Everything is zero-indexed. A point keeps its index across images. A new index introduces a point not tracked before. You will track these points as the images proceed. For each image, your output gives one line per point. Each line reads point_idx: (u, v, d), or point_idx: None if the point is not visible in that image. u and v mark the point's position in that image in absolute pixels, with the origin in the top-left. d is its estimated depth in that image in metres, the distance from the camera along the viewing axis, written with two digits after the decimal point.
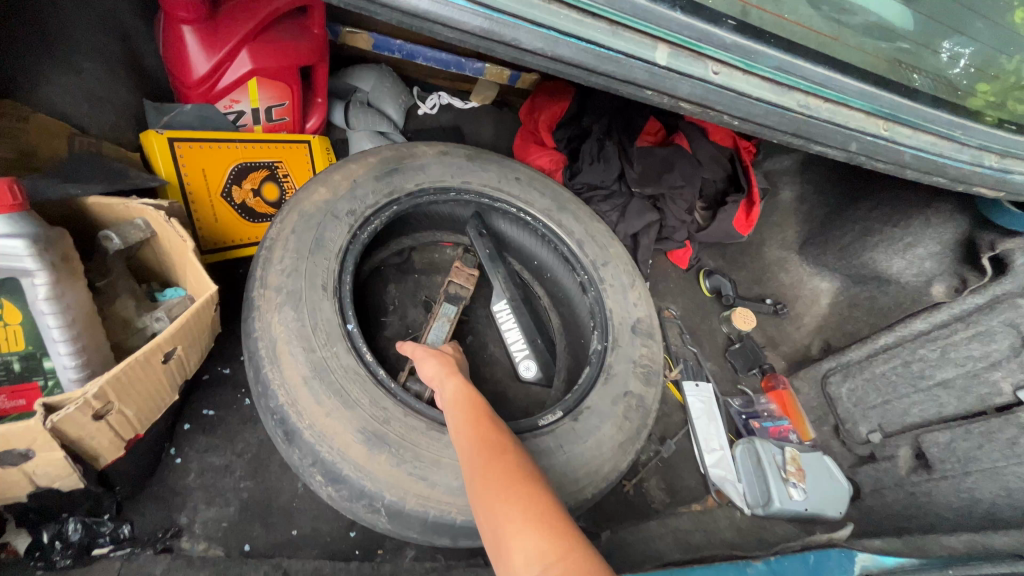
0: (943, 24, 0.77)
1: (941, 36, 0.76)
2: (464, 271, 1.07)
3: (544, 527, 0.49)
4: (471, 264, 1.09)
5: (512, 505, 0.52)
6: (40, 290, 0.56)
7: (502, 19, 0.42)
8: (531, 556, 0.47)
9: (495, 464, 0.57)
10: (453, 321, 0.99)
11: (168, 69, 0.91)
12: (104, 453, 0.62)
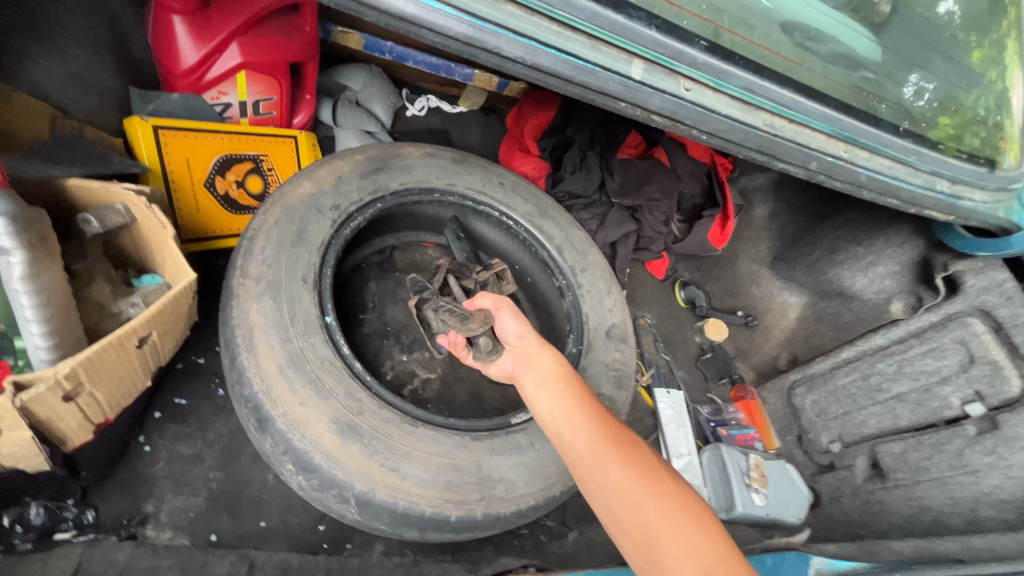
0: (900, 59, 0.85)
1: (900, 70, 0.84)
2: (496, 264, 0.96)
3: (697, 523, 0.50)
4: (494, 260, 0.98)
5: (663, 497, 0.52)
6: (15, 269, 0.56)
7: (485, 27, 0.45)
8: (690, 549, 0.48)
9: (631, 456, 0.56)
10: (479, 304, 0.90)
11: (157, 57, 0.91)
12: (71, 435, 0.62)
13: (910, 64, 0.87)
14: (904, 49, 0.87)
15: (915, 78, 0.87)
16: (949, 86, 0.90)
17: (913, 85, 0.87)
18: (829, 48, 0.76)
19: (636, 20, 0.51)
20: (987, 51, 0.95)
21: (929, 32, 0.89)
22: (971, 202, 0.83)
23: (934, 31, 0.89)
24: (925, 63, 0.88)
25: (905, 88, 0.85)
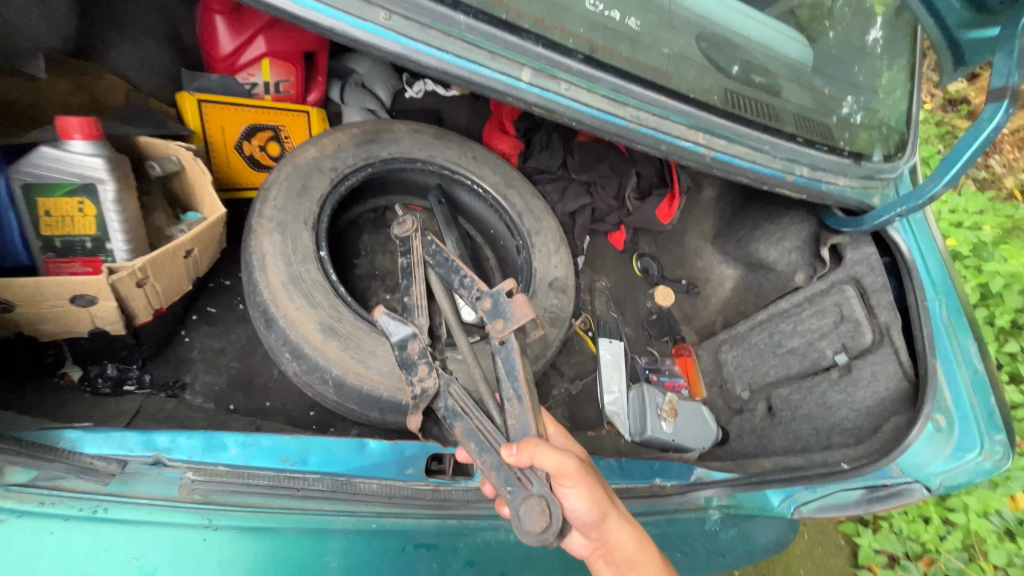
0: (822, 80, 1.08)
1: (832, 91, 1.09)
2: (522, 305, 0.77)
3: None
4: (524, 306, 0.77)
5: None
6: (109, 194, 0.83)
7: (412, 47, 0.69)
8: None
9: None
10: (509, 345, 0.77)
11: (202, 44, 1.18)
12: (139, 313, 0.89)
13: (836, 85, 1.10)
14: (831, 70, 1.09)
15: (847, 100, 1.11)
16: (852, 97, 1.11)
17: (846, 105, 1.10)
18: (741, 67, 0.99)
19: (524, 39, 0.74)
20: (884, 68, 1.16)
21: (851, 53, 1.12)
22: (830, 186, 1.04)
23: (833, 50, 1.10)
24: (838, 81, 1.10)
25: (843, 110, 1.09)
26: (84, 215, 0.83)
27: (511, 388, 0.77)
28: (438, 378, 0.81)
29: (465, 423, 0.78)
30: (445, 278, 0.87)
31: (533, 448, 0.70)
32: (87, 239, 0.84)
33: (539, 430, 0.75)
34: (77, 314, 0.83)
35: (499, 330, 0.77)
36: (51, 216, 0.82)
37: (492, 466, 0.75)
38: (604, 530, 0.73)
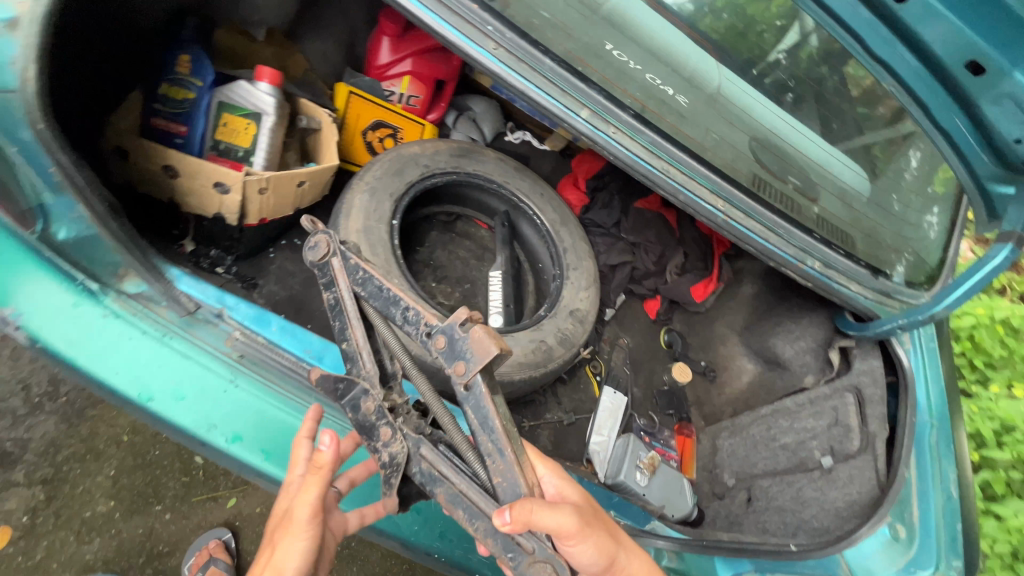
0: (874, 238, 1.20)
1: (882, 250, 1.21)
2: (485, 341, 0.74)
3: None
4: (487, 341, 0.74)
5: None
6: (268, 122, 1.14)
7: (505, 70, 0.93)
8: None
9: None
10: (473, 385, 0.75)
11: (367, 55, 1.54)
12: (250, 214, 1.16)
13: (885, 244, 1.22)
14: (882, 230, 1.22)
15: (899, 269, 1.22)
16: (901, 264, 1.23)
17: (896, 273, 1.22)
18: (784, 182, 1.14)
19: (588, 87, 0.97)
20: (936, 248, 1.26)
21: (904, 226, 1.23)
22: (839, 286, 1.12)
23: (889, 210, 1.21)
24: (885, 242, 1.22)
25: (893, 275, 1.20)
26: (246, 131, 1.14)
27: (489, 440, 0.76)
28: (405, 442, 0.80)
29: (445, 488, 0.77)
30: (386, 312, 0.83)
31: (529, 513, 0.71)
32: (240, 149, 1.14)
33: (527, 482, 0.76)
34: (212, 198, 1.11)
35: (462, 373, 0.75)
36: (227, 127, 1.14)
37: (486, 531, 0.76)
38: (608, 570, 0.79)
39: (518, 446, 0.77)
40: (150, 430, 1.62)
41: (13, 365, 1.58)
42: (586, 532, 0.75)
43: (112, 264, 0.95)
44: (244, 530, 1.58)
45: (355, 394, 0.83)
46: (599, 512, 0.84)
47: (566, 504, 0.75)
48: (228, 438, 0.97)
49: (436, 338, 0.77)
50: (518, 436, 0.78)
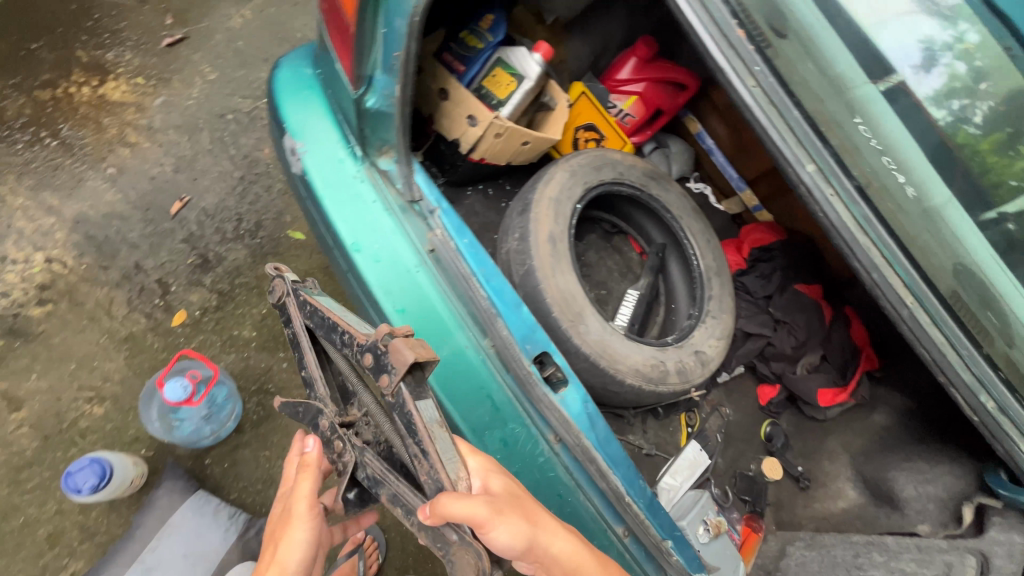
0: None
1: None
2: (402, 351, 0.85)
3: None
4: (401, 353, 0.84)
5: None
6: (527, 85, 1.35)
7: (756, 104, 1.03)
8: None
9: None
10: (398, 389, 0.86)
11: (608, 67, 1.73)
12: (477, 150, 1.36)
13: None
14: None
15: None
16: None
17: None
18: (989, 313, 1.05)
19: (824, 147, 1.03)
20: None
21: None
22: (1004, 435, 1.05)
23: None
24: None
25: None
26: (507, 85, 1.35)
27: (416, 443, 0.86)
28: (353, 452, 0.94)
29: (387, 489, 0.89)
30: (329, 339, 0.99)
31: (444, 508, 0.79)
32: (496, 98, 1.34)
33: (454, 477, 0.84)
34: (459, 128, 1.32)
35: (387, 385, 0.86)
36: (494, 78, 1.35)
37: (417, 526, 0.86)
38: (526, 551, 0.85)
39: (444, 442, 0.87)
40: None
41: (238, 201, 1.96)
42: (504, 520, 0.82)
43: (378, 141, 1.17)
44: None
45: (313, 413, 1.01)
46: (519, 501, 0.89)
47: (478, 496, 0.83)
48: (395, 307, 1.17)
49: (362, 357, 0.90)
50: (441, 436, 0.87)
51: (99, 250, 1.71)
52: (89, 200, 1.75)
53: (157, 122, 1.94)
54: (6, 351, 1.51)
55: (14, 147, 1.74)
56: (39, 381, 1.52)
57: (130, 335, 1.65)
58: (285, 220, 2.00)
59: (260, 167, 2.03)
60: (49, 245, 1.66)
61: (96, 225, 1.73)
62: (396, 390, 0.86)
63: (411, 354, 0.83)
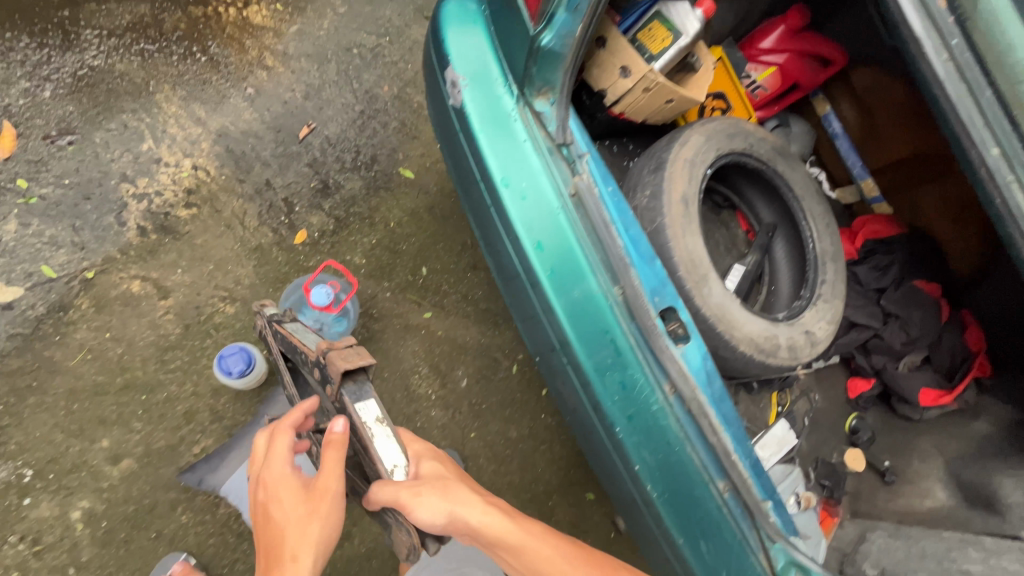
0: None
1: None
2: (338, 363, 1.17)
3: None
4: (340, 361, 1.17)
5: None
6: (682, 42, 1.33)
7: (949, 77, 1.00)
8: None
9: (598, 562, 1.11)
10: (340, 391, 1.16)
11: (750, 34, 1.69)
12: (619, 102, 1.37)
13: None
14: None
15: None
16: None
17: None
18: None
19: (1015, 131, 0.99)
20: None
21: None
22: None
23: None
24: None
25: None
26: (662, 40, 1.33)
27: (361, 442, 1.11)
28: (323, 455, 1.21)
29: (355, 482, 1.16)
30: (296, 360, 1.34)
31: (376, 493, 1.01)
32: (649, 51, 1.32)
33: (387, 470, 1.05)
34: (608, 78, 1.33)
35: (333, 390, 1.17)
36: (649, 32, 1.33)
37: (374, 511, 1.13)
38: (449, 524, 1.02)
39: (382, 438, 1.09)
40: (406, 231, 2.03)
41: (358, 133, 2.05)
42: (424, 500, 0.99)
43: (542, 81, 1.20)
44: (426, 339, 1.96)
45: None
46: (443, 483, 1.06)
47: (404, 483, 1.02)
48: (535, 244, 1.23)
49: (315, 372, 1.25)
50: (383, 435, 1.10)
51: (236, 163, 1.82)
52: (230, 116, 1.86)
53: (291, 49, 2.02)
54: (157, 245, 1.65)
55: (169, 58, 1.83)
56: (183, 276, 1.66)
57: (259, 246, 1.77)
58: (398, 157, 2.09)
59: (379, 103, 2.11)
60: (196, 153, 1.78)
61: (236, 140, 1.84)
62: (339, 392, 1.16)
63: (340, 364, 1.15)
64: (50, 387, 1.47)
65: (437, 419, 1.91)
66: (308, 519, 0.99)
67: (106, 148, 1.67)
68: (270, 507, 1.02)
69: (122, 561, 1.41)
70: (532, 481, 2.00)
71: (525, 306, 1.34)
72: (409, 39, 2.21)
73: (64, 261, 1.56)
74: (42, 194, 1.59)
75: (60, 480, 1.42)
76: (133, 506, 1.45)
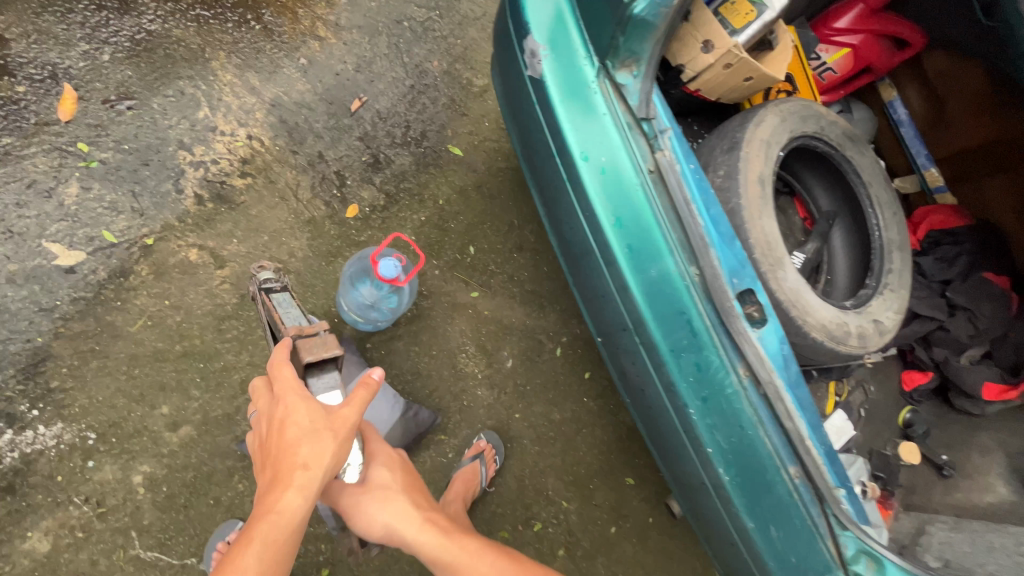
0: None
1: None
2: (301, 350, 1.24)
3: None
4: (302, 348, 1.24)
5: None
6: (766, 17, 1.29)
7: None
8: None
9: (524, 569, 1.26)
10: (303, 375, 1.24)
11: (823, 14, 1.64)
12: (695, 78, 1.34)
13: None
14: None
15: None
16: None
17: None
18: None
19: None
20: None
21: None
22: None
23: None
24: None
25: None
26: (746, 14, 1.29)
27: None
28: None
29: None
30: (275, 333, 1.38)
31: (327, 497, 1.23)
32: (732, 25, 1.29)
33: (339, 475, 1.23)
34: (686, 53, 1.30)
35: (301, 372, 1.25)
36: (732, 7, 1.30)
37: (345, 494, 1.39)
38: (385, 533, 1.22)
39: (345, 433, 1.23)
40: (454, 209, 2.01)
41: (408, 108, 2.02)
42: (356, 515, 1.19)
43: (626, 52, 1.16)
44: (473, 318, 1.95)
45: None
46: (383, 495, 1.24)
47: (354, 489, 1.21)
48: (613, 220, 1.21)
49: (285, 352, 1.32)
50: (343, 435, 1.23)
51: (290, 134, 1.80)
52: (284, 87, 1.83)
53: (343, 20, 1.99)
54: (213, 214, 1.64)
55: (224, 25, 1.81)
56: (239, 246, 1.65)
57: (312, 219, 1.76)
58: (446, 134, 2.06)
59: (428, 79, 2.08)
60: (250, 122, 1.76)
61: (289, 111, 1.82)
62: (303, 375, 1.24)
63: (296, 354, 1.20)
64: (112, 352, 1.47)
65: (483, 399, 1.90)
66: (322, 443, 1.03)
67: (164, 114, 1.65)
68: (282, 425, 1.05)
69: (181, 526, 1.42)
70: (575, 464, 1.99)
71: (594, 284, 1.33)
72: (459, 14, 2.17)
73: (124, 227, 1.55)
74: (102, 159, 1.57)
75: (122, 444, 1.42)
76: (193, 473, 1.45)
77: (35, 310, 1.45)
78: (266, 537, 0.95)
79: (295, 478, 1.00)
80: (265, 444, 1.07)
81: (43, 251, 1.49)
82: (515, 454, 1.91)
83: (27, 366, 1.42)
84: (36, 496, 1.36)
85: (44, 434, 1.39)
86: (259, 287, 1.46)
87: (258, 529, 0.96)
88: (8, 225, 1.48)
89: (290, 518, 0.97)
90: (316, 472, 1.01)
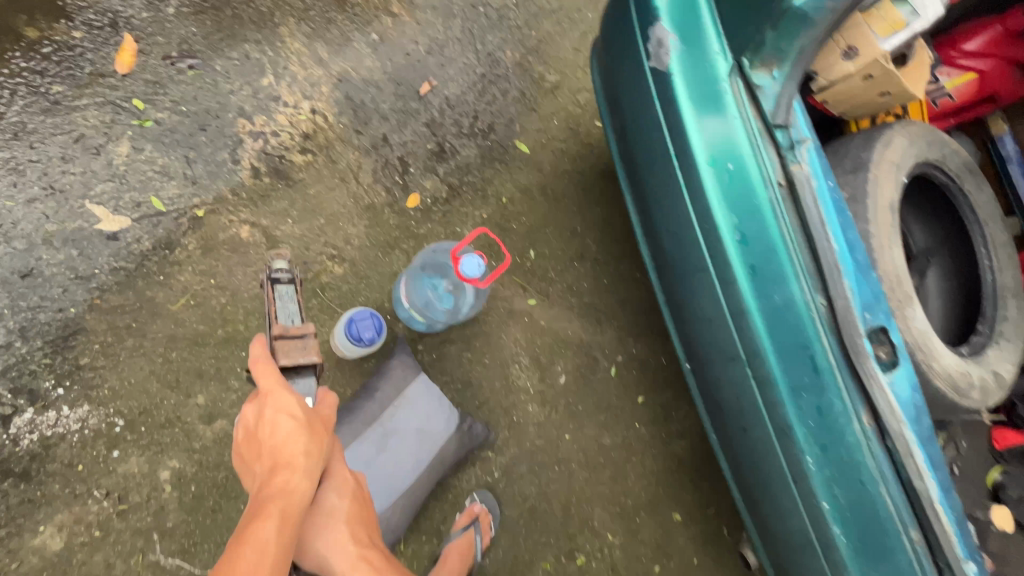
0: None
1: None
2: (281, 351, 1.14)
3: None
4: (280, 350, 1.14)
5: None
6: (916, 26, 1.14)
7: None
8: None
9: None
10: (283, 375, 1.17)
11: (948, 34, 1.51)
12: (827, 86, 1.21)
13: None
14: None
15: None
16: None
17: None
18: None
19: None
20: None
21: None
22: None
23: None
24: None
25: None
26: (894, 23, 1.13)
27: None
28: None
29: None
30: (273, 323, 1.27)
31: None
32: (879, 35, 1.13)
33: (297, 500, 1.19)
34: (824, 59, 1.16)
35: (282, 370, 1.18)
36: (877, 13, 1.14)
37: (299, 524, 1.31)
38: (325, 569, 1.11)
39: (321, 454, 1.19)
40: (517, 209, 1.87)
41: (477, 97, 1.89)
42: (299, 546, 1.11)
43: (772, 50, 1.03)
44: (529, 327, 1.81)
45: None
46: (326, 522, 1.13)
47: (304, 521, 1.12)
48: (735, 236, 1.07)
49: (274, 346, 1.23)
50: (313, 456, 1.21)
51: (355, 112, 1.67)
52: (353, 61, 1.71)
53: None
54: (270, 190, 1.51)
55: None
56: (294, 227, 1.52)
57: (371, 205, 1.63)
58: (514, 129, 1.94)
59: (500, 69, 1.96)
60: (315, 96, 1.63)
61: (356, 87, 1.69)
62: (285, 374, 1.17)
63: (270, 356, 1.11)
64: (150, 331, 1.33)
65: (532, 415, 1.76)
66: (320, 433, 1.08)
67: (226, 77, 1.52)
68: (271, 420, 1.04)
69: (208, 532, 1.28)
70: (622, 494, 1.84)
71: (698, 305, 1.19)
72: (536, 5, 2.05)
73: (175, 195, 1.42)
74: (158, 118, 1.44)
75: (151, 435, 1.29)
76: (225, 473, 1.31)
77: (70, 276, 1.32)
78: (276, 521, 0.97)
79: (297, 465, 1.03)
80: (245, 445, 1.07)
81: (85, 213, 1.35)
82: (562, 478, 1.76)
83: (56, 339, 1.29)
84: (54, 485, 1.23)
85: (67, 417, 1.26)
86: (268, 275, 1.24)
87: (268, 515, 0.97)
88: (50, 180, 1.35)
89: (298, 499, 1.01)
90: (316, 458, 1.07)
